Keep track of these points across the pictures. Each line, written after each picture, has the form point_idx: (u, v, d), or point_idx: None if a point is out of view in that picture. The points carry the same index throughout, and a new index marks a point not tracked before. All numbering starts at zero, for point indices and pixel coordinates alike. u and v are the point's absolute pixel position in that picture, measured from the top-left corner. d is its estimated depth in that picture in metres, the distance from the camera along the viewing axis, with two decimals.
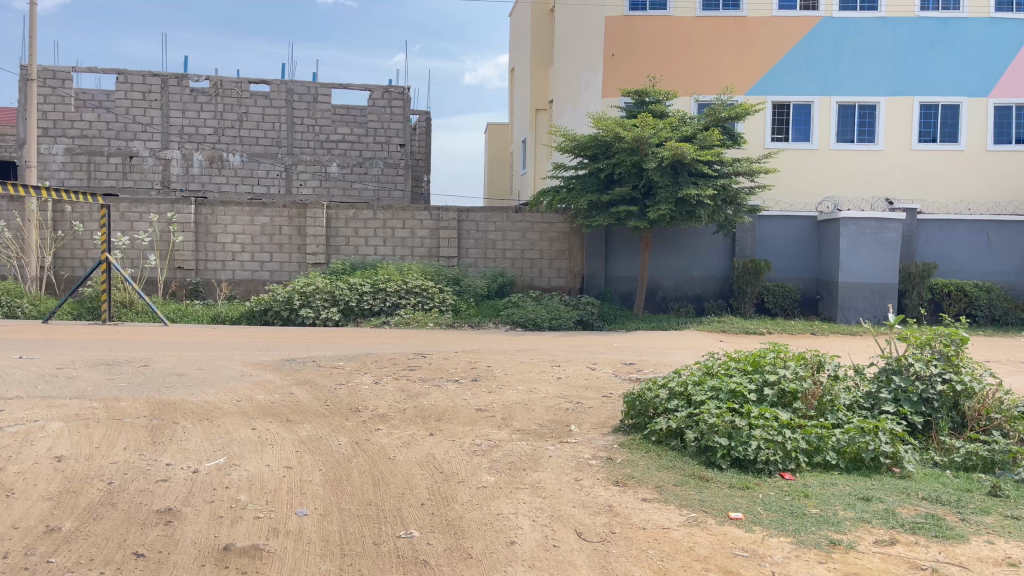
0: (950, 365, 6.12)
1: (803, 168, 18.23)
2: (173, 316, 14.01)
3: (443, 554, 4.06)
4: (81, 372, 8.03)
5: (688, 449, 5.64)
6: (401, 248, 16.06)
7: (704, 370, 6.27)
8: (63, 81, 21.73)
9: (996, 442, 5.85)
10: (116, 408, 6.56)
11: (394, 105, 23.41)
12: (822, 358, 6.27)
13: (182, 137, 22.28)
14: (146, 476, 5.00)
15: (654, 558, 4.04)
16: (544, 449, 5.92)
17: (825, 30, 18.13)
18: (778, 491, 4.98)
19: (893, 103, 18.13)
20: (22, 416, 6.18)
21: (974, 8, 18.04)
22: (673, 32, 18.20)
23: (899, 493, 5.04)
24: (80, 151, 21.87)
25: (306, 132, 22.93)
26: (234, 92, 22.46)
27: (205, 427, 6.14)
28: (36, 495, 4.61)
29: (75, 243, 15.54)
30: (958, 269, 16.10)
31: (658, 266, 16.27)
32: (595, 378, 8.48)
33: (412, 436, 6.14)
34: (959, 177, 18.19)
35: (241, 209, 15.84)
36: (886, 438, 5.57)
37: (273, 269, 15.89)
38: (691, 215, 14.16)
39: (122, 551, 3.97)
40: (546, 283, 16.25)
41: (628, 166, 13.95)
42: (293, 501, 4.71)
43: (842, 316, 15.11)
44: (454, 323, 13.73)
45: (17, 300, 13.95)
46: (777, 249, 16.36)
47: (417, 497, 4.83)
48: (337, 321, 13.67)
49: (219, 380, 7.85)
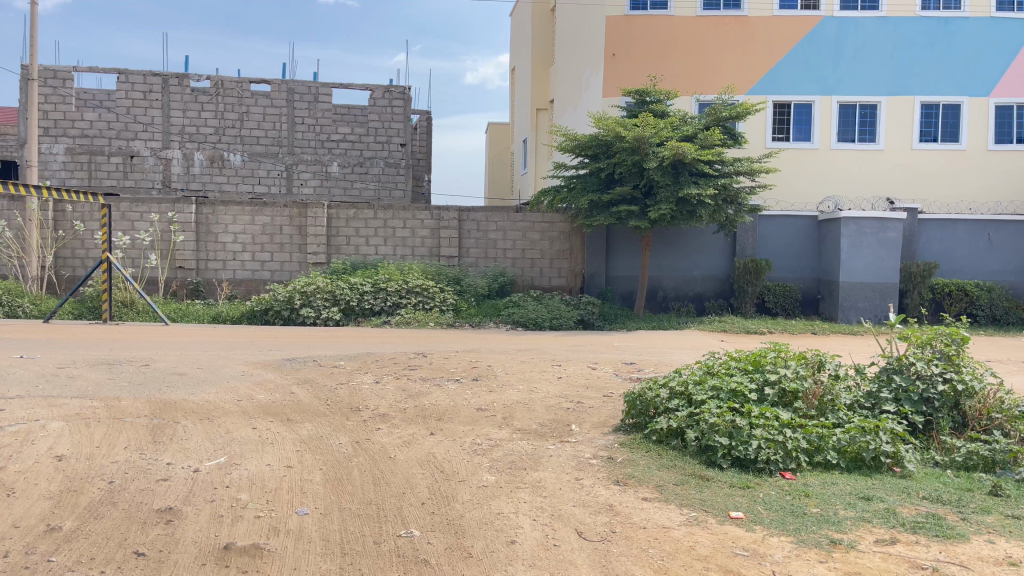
0: (950, 365, 6.12)
1: (804, 167, 18.23)
2: (174, 315, 14.04)
3: (444, 554, 4.06)
4: (82, 371, 8.02)
5: (689, 449, 5.64)
6: (402, 248, 16.06)
7: (705, 370, 6.27)
8: (64, 81, 21.73)
9: (997, 442, 5.83)
10: (116, 407, 6.55)
11: (395, 104, 23.44)
12: (823, 357, 6.26)
13: (183, 136, 22.28)
14: (147, 475, 4.99)
15: (654, 557, 4.04)
16: (545, 448, 5.91)
17: (826, 30, 18.12)
18: (778, 490, 4.98)
19: (894, 103, 18.12)
20: (23, 416, 6.17)
21: (975, 8, 18.03)
22: (674, 31, 18.19)
23: (899, 493, 5.03)
24: (81, 151, 21.87)
25: (306, 132, 22.94)
26: (234, 92, 22.45)
27: (205, 426, 6.13)
28: (37, 495, 4.60)
29: (75, 242, 15.55)
30: (959, 269, 16.08)
31: (658, 266, 16.27)
32: (595, 378, 8.47)
33: (412, 436, 6.13)
34: (960, 177, 18.18)
35: (241, 209, 15.84)
36: (887, 438, 5.57)
37: (274, 269, 15.89)
38: (692, 214, 14.15)
39: (123, 550, 3.96)
40: (547, 282, 16.25)
41: (629, 166, 13.95)
42: (294, 500, 4.70)
43: (843, 316, 15.12)
44: (454, 322, 13.74)
45: (18, 299, 13.96)
46: (777, 249, 16.35)
47: (417, 497, 4.82)
48: (338, 320, 13.66)
49: (219, 380, 7.84)
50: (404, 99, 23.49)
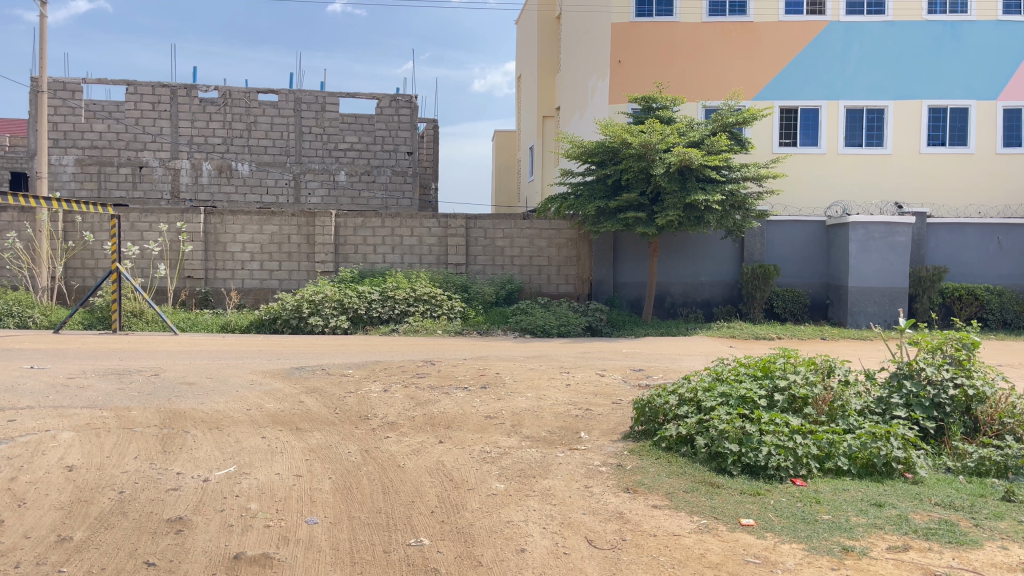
0: (961, 370, 6.06)
1: (811, 172, 18.17)
2: (183, 324, 14.13)
3: (454, 562, 4.05)
4: (92, 381, 8.05)
5: (699, 456, 5.59)
6: (409, 256, 16.12)
7: (715, 376, 6.25)
8: (73, 93, 21.79)
9: (1010, 447, 5.77)
10: (126, 418, 6.57)
11: (402, 113, 23.53)
12: (832, 363, 6.28)
13: (191, 146, 22.43)
14: (157, 484, 5.02)
15: (665, 565, 4.02)
16: (553, 456, 5.90)
17: (831, 35, 18.11)
18: (789, 497, 4.95)
19: (901, 107, 18.08)
20: (35, 426, 6.22)
21: (981, 11, 17.98)
22: (679, 37, 18.23)
23: (911, 500, 4.98)
24: (91, 162, 22.02)
25: (314, 141, 23.07)
26: (242, 102, 22.61)
27: (215, 435, 6.16)
28: (48, 505, 4.63)
29: (85, 252, 15.67)
30: (970, 273, 15.98)
31: (666, 272, 16.26)
32: (603, 385, 8.45)
33: (421, 443, 6.14)
34: (968, 179, 18.08)
35: (249, 218, 15.90)
36: (898, 443, 5.49)
37: (282, 278, 15.94)
38: (700, 220, 14.17)
39: (133, 560, 3.98)
40: (554, 290, 16.25)
41: (636, 172, 13.95)
42: (304, 509, 4.71)
43: (852, 320, 15.10)
44: (462, 330, 13.75)
45: (28, 310, 14.05)
46: (785, 254, 16.32)
47: (427, 505, 4.82)
48: (346, 328, 13.72)
49: (228, 389, 7.87)
50: (411, 108, 23.58)
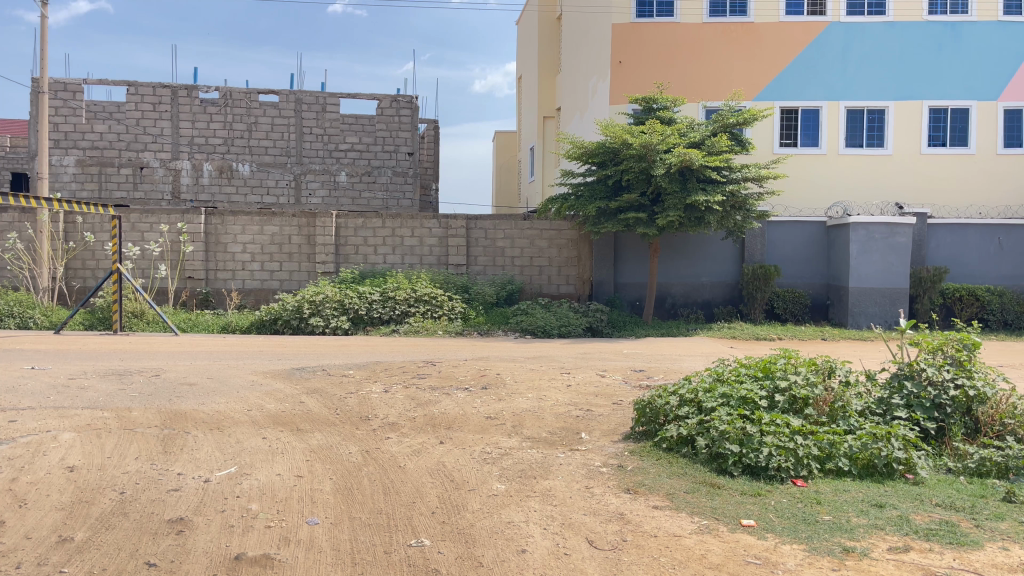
0: (962, 371, 6.06)
1: (812, 173, 18.17)
2: (184, 325, 14.14)
3: (455, 563, 4.05)
4: (92, 382, 8.06)
5: (700, 457, 5.59)
6: (410, 257, 16.12)
7: (716, 377, 6.25)
8: (74, 93, 21.81)
9: (1011, 448, 5.77)
10: (127, 418, 6.57)
11: (403, 113, 23.55)
12: (833, 364, 6.27)
13: (192, 147, 22.45)
14: (158, 485, 5.02)
15: (665, 566, 4.02)
16: (554, 457, 5.90)
17: (832, 35, 18.11)
18: (790, 498, 4.95)
19: (902, 108, 18.07)
20: (36, 426, 6.22)
21: (981, 12, 17.98)
22: (679, 37, 18.24)
23: (912, 501, 4.98)
24: (92, 163, 22.04)
25: (315, 141, 23.08)
26: (242, 103, 22.63)
27: (216, 436, 6.17)
28: (49, 505, 4.63)
29: (86, 253, 15.68)
30: (971, 273, 15.98)
31: (666, 273, 16.25)
32: (603, 385, 8.44)
33: (422, 444, 6.14)
34: (969, 179, 18.07)
35: (250, 219, 15.92)
36: (899, 444, 5.49)
37: (283, 278, 15.94)
38: (700, 221, 14.16)
39: (134, 561, 3.98)
40: (555, 290, 16.25)
41: (636, 173, 13.95)
42: (305, 509, 4.71)
43: (853, 321, 15.09)
44: (462, 330, 13.74)
45: (28, 311, 14.07)
46: (786, 254, 16.32)
47: (428, 506, 4.83)
48: (347, 329, 13.74)
49: (229, 390, 7.87)
50: (411, 108, 23.61)
